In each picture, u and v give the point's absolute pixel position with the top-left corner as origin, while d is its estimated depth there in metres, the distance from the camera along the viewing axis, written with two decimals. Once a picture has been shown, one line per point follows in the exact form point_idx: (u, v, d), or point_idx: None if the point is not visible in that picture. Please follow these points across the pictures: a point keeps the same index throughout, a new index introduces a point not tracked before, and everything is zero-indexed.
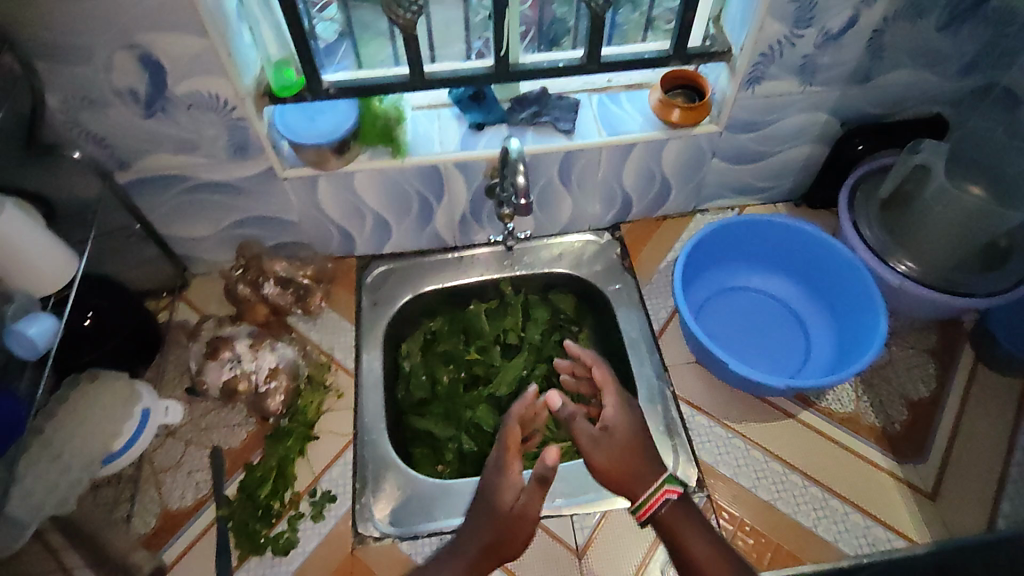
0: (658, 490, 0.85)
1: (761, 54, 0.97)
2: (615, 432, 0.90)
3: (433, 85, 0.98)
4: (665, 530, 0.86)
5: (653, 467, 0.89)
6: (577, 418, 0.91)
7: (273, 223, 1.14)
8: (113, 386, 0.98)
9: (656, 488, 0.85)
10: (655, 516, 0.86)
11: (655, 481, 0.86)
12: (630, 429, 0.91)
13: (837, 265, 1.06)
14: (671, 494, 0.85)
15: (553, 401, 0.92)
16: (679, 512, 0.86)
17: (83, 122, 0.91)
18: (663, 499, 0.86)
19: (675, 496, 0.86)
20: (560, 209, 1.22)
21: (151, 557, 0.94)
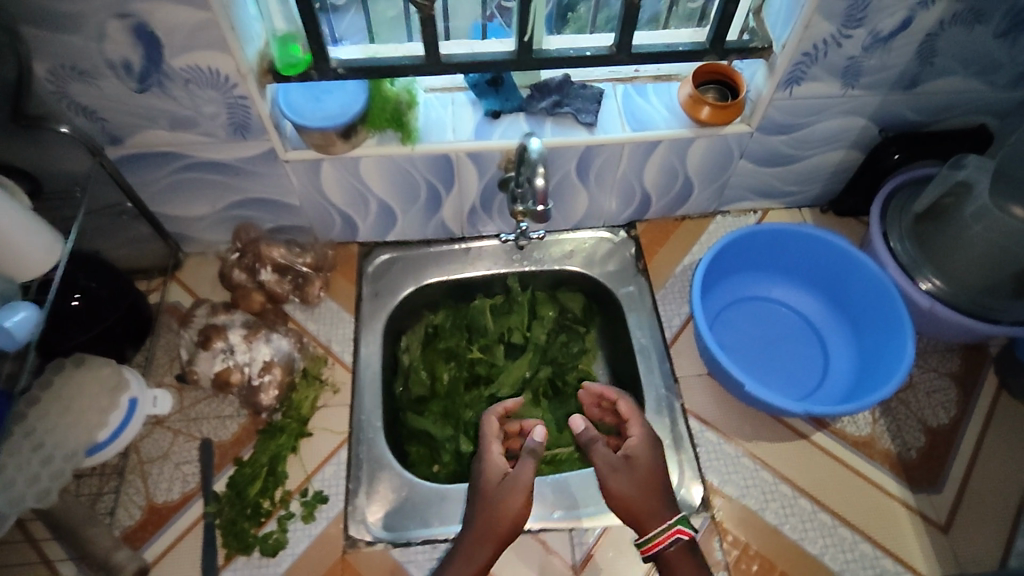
0: (669, 529, 0.82)
1: (804, 53, 0.90)
2: (636, 463, 0.87)
3: (450, 69, 0.91)
4: (669, 569, 0.82)
5: (668, 505, 0.85)
6: (598, 444, 0.89)
7: (272, 205, 1.08)
8: (100, 373, 0.93)
9: (668, 526, 0.82)
10: (661, 554, 0.82)
11: (670, 518, 0.83)
12: (653, 461, 0.88)
13: (864, 282, 1.01)
14: (684, 535, 0.81)
15: (576, 425, 0.92)
16: (685, 554, 0.83)
17: (71, 93, 0.84)
18: (673, 537, 0.82)
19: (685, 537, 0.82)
20: (575, 204, 1.16)
21: (134, 556, 0.91)
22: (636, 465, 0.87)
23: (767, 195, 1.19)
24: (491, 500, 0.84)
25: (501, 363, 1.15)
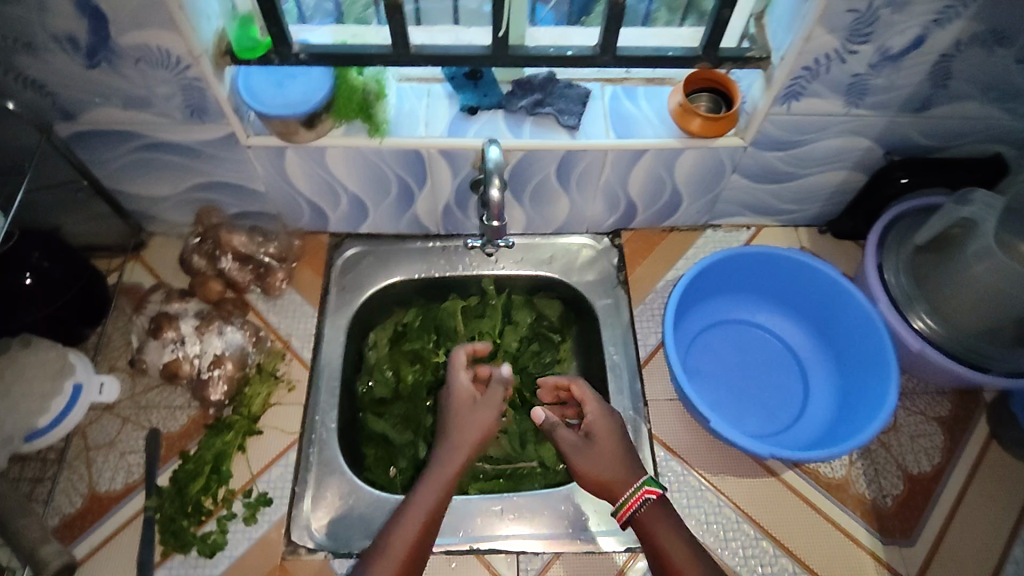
0: (635, 490, 0.80)
1: (805, 67, 0.83)
2: (596, 440, 0.84)
3: (420, 62, 0.84)
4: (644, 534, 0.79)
5: (633, 469, 0.83)
6: (560, 430, 0.86)
7: (237, 191, 1.04)
8: (44, 357, 0.91)
9: (634, 487, 0.80)
10: (632, 517, 0.80)
11: (636, 480, 0.81)
12: (612, 432, 0.85)
13: (852, 316, 0.95)
14: (651, 494, 0.80)
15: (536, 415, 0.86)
16: (659, 513, 0.80)
17: (18, 65, 0.80)
18: (641, 499, 0.80)
19: (655, 497, 0.80)
20: (555, 207, 1.10)
21: (61, 552, 0.85)
22: (597, 444, 0.84)
23: (761, 211, 1.13)
24: (463, 418, 0.87)
25: None
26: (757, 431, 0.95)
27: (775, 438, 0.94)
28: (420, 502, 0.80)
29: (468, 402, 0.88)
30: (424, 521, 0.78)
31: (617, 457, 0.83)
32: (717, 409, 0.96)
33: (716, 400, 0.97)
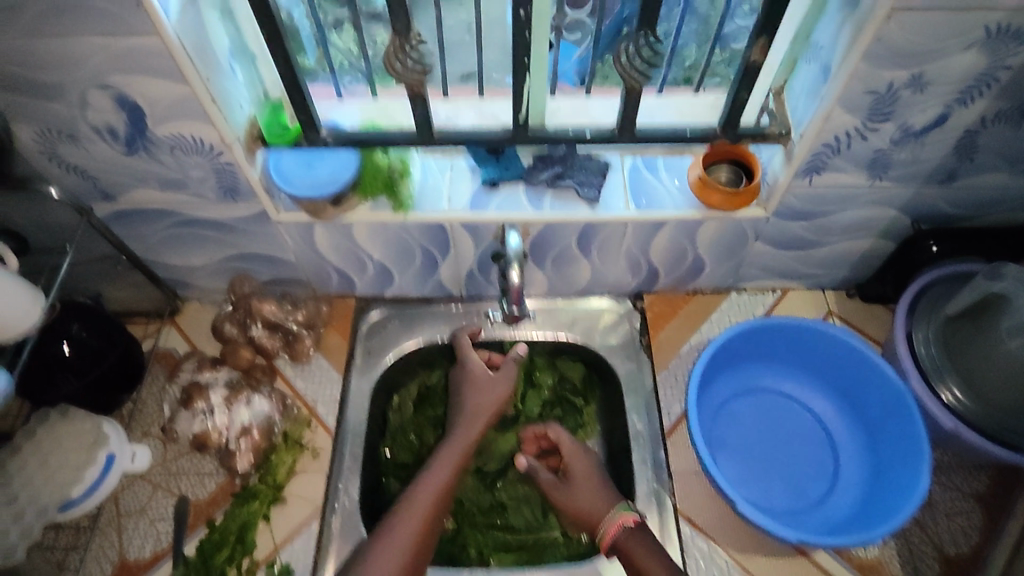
0: (612, 517, 0.89)
1: (825, 144, 0.83)
2: (572, 473, 0.97)
3: (444, 144, 0.88)
4: (631, 561, 0.86)
5: (607, 500, 0.93)
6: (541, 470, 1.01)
7: (267, 260, 1.07)
8: (80, 427, 0.93)
9: (612, 513, 0.90)
10: (614, 544, 0.88)
11: (614, 508, 0.91)
12: (587, 467, 0.97)
13: (884, 390, 0.93)
14: (628, 519, 0.88)
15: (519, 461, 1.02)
16: (640, 538, 0.88)
17: (61, 154, 0.84)
18: (620, 524, 0.89)
19: (633, 523, 0.88)
20: (577, 273, 1.10)
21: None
22: (574, 480, 0.96)
23: (786, 275, 1.11)
24: (481, 388, 1.04)
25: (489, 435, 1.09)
26: (785, 507, 0.93)
27: (804, 515, 0.92)
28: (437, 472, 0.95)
29: (478, 379, 1.05)
30: (440, 487, 0.93)
31: (596, 488, 0.94)
32: (743, 483, 0.94)
33: (743, 473, 0.95)
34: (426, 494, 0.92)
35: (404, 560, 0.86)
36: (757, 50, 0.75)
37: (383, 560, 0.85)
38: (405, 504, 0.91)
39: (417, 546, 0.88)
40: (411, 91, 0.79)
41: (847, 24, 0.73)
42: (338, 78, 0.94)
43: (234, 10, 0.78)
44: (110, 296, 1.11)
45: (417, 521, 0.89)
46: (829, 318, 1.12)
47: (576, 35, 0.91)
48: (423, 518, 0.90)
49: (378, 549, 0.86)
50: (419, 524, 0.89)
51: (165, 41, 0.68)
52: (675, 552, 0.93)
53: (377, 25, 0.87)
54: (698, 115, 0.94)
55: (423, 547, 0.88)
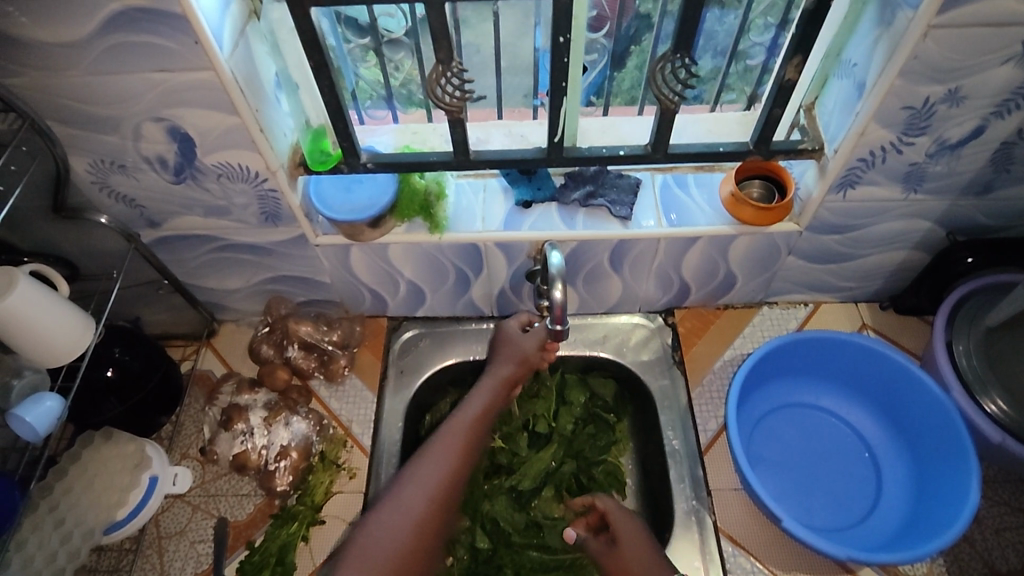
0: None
1: (860, 158, 0.85)
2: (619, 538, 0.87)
3: (480, 166, 0.89)
4: None
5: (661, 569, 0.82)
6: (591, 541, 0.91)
7: (304, 282, 1.09)
8: (124, 450, 0.95)
9: None
10: None
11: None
12: (637, 533, 0.87)
13: (923, 401, 0.94)
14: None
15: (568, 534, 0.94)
16: None
17: (112, 183, 0.87)
18: None
19: None
20: (608, 290, 1.10)
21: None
22: (621, 544, 0.86)
23: (819, 288, 1.12)
24: (509, 347, 0.98)
25: (524, 454, 1.08)
26: (830, 524, 0.92)
27: (851, 533, 0.91)
28: (475, 400, 0.94)
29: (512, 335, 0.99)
30: (478, 415, 0.93)
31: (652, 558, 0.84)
32: (785, 499, 0.95)
33: (784, 489, 0.95)
34: (464, 420, 0.92)
35: (443, 479, 0.85)
36: (792, 69, 0.77)
37: (422, 476, 0.85)
38: (446, 428, 0.91)
39: (457, 465, 0.87)
40: (451, 116, 0.81)
41: (880, 43, 0.75)
42: (359, 105, 0.98)
43: (281, 42, 0.80)
44: (150, 319, 1.13)
45: (456, 445, 0.89)
46: (864, 331, 1.12)
47: (593, 57, 0.92)
48: (461, 441, 0.89)
49: (417, 467, 0.86)
50: (458, 446, 0.89)
51: (221, 76, 0.71)
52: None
53: (398, 51, 0.89)
54: (718, 133, 0.96)
55: (462, 466, 0.88)
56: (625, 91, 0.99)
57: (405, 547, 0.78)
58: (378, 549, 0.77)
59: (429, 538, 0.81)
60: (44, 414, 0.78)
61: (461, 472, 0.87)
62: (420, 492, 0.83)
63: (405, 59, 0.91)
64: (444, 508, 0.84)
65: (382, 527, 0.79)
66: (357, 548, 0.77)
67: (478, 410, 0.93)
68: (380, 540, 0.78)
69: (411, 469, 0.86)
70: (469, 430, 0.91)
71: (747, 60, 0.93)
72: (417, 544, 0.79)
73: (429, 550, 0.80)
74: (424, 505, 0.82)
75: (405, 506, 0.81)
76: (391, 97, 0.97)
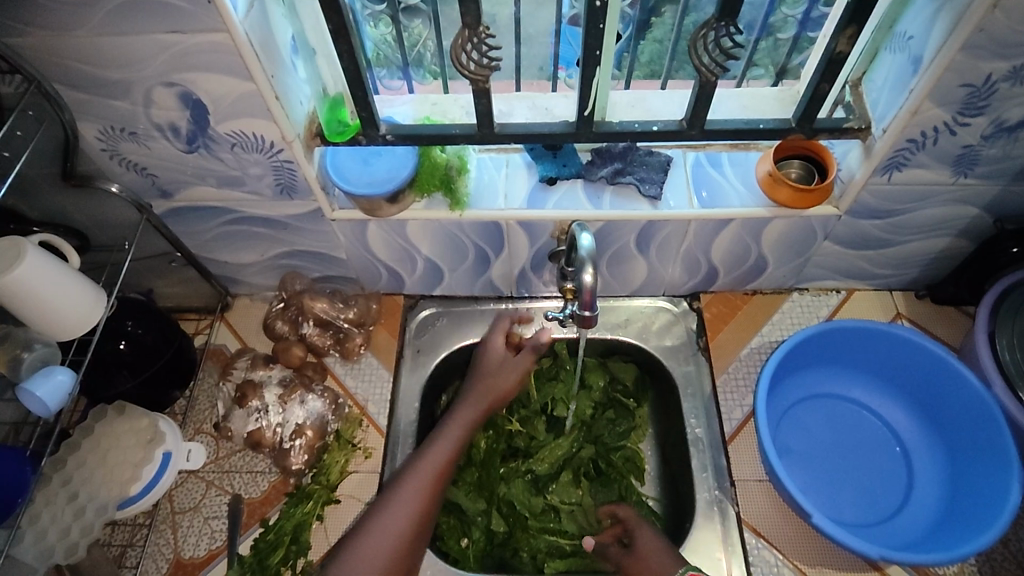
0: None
1: (909, 139, 0.80)
2: (638, 541, 0.89)
3: (504, 140, 0.85)
4: None
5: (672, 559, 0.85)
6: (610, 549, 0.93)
7: (319, 258, 1.06)
8: (136, 425, 0.94)
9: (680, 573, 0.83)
10: None
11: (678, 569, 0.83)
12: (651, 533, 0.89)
13: (963, 397, 0.90)
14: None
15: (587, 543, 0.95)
16: None
17: (123, 151, 0.84)
18: None
19: None
20: (632, 273, 1.06)
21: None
22: (639, 545, 0.88)
23: (853, 275, 1.07)
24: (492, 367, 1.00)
25: (542, 438, 1.06)
26: (858, 519, 0.90)
27: (880, 528, 0.89)
28: (447, 439, 0.93)
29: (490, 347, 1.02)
30: (446, 456, 0.91)
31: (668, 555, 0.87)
32: (813, 491, 0.92)
33: (812, 481, 0.93)
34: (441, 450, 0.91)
35: (415, 513, 0.87)
36: (844, 41, 0.71)
37: (383, 522, 0.85)
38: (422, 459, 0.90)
39: (418, 515, 0.87)
40: (475, 86, 0.76)
41: (941, 15, 0.69)
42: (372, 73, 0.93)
43: (299, 4, 0.76)
44: (162, 292, 1.11)
45: (423, 490, 0.88)
46: (899, 320, 1.08)
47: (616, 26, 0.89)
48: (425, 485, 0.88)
49: (381, 511, 0.86)
50: (422, 493, 0.88)
51: (234, 39, 0.67)
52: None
53: (415, 18, 0.86)
54: (753, 111, 0.91)
55: (424, 517, 0.87)
56: (646, 64, 0.95)
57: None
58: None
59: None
60: (56, 389, 0.76)
61: (423, 521, 0.87)
62: (384, 539, 0.84)
63: (420, 26, 0.88)
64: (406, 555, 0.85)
65: (347, 574, 0.81)
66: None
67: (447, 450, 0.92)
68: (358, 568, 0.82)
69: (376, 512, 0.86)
70: (435, 474, 0.89)
71: (778, 33, 0.90)
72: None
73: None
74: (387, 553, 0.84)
75: (369, 552, 0.83)
76: (405, 68, 0.94)
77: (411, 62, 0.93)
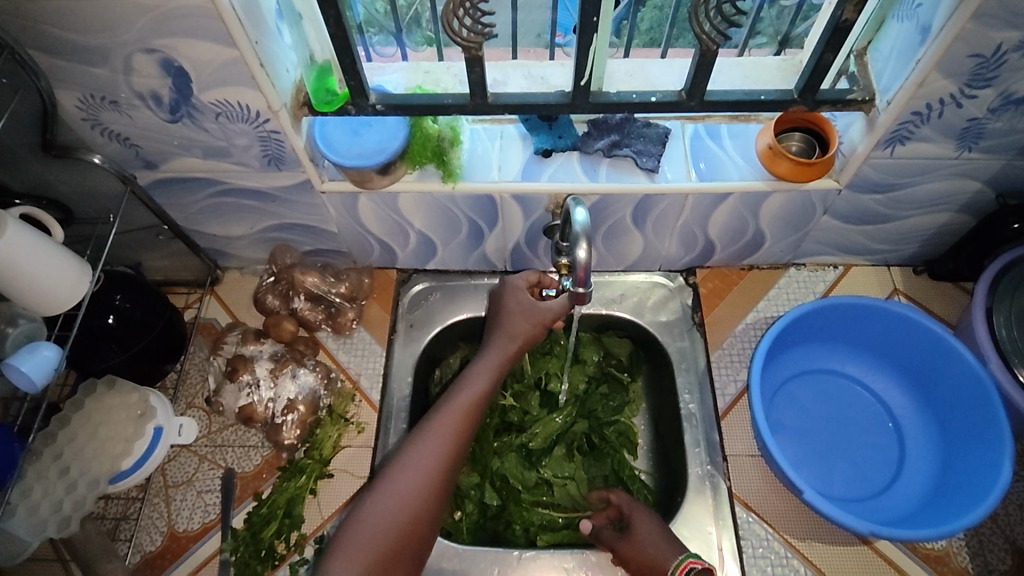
0: (679, 562, 0.82)
1: (914, 112, 0.78)
2: (634, 525, 0.88)
3: (497, 110, 0.82)
4: None
5: (669, 546, 0.85)
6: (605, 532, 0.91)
7: (310, 231, 1.04)
8: (125, 400, 0.93)
9: (678, 561, 0.82)
10: None
11: (677, 556, 0.84)
12: (648, 518, 0.89)
13: (958, 375, 0.90)
14: (696, 563, 0.81)
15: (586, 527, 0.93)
16: None
17: (103, 120, 0.81)
18: (688, 568, 0.82)
19: (699, 567, 0.82)
20: (629, 247, 1.05)
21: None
22: (635, 529, 0.88)
23: (851, 250, 1.06)
24: (513, 311, 0.92)
25: (536, 412, 1.05)
26: (849, 494, 0.90)
27: (870, 504, 0.89)
28: (478, 381, 0.88)
29: (517, 289, 0.93)
30: (476, 396, 0.86)
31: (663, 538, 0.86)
32: (805, 466, 0.92)
33: (804, 456, 0.93)
34: (464, 400, 0.86)
35: (437, 462, 0.81)
36: (851, 8, 0.69)
37: (406, 462, 0.81)
38: (446, 407, 0.85)
39: (446, 453, 0.82)
40: (468, 53, 0.73)
41: None
42: (365, 38, 0.91)
43: None
44: (150, 265, 1.09)
45: (451, 429, 0.83)
46: (895, 296, 1.08)
47: None
48: (453, 425, 0.83)
49: (408, 452, 0.82)
50: (449, 432, 0.83)
51: (215, 3, 0.64)
52: (735, 568, 0.90)
53: None
54: (753, 81, 0.88)
55: (450, 457, 0.82)
56: (645, 31, 0.92)
57: (394, 533, 0.76)
58: (365, 537, 0.75)
59: (422, 525, 0.78)
60: (41, 364, 0.74)
61: (451, 460, 0.82)
62: (410, 478, 0.79)
63: None
64: (435, 496, 0.80)
65: (372, 513, 0.77)
66: (344, 536, 0.76)
67: (477, 391, 0.87)
68: (372, 524, 0.76)
69: (402, 452, 0.82)
70: (462, 415, 0.85)
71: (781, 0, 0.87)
72: (406, 531, 0.77)
73: (422, 534, 0.79)
74: (415, 493, 0.79)
75: (394, 492, 0.78)
76: (399, 32, 0.91)
77: (406, 28, 0.91)
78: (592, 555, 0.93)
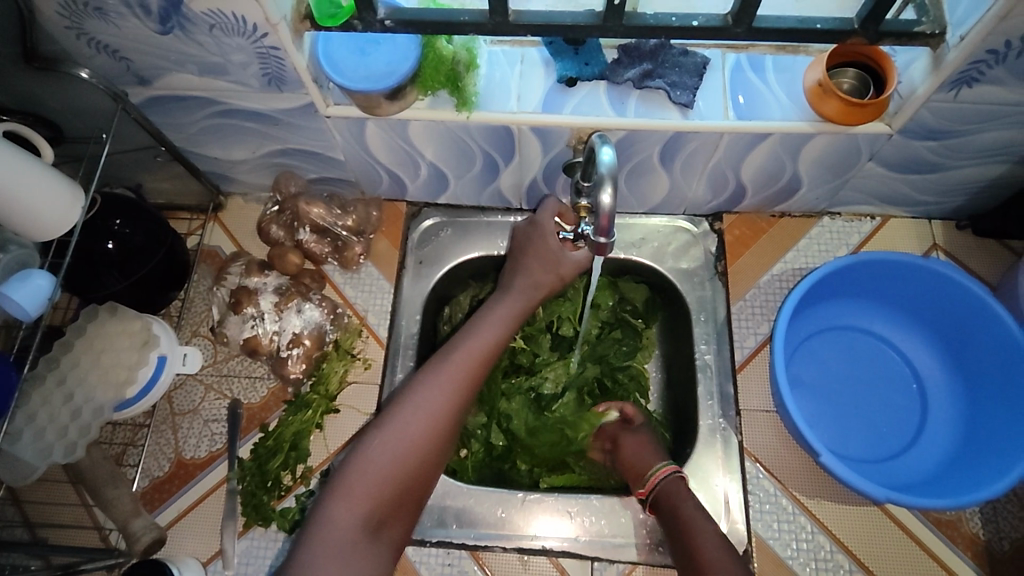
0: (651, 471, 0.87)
1: (988, 51, 0.69)
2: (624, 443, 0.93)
3: (519, 31, 0.73)
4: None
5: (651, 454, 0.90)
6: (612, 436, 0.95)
7: (316, 158, 0.98)
8: (129, 328, 0.91)
9: (656, 467, 0.87)
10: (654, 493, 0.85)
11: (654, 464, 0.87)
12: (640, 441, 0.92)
13: (994, 341, 0.85)
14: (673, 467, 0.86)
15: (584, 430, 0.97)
16: (677, 491, 0.84)
17: (89, 30, 0.74)
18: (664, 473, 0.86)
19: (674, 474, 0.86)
20: (654, 187, 0.98)
21: (151, 526, 0.89)
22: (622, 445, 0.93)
23: (891, 200, 0.99)
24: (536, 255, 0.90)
25: (545, 355, 1.03)
26: (863, 455, 0.88)
27: (883, 466, 0.87)
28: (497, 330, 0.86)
29: (545, 233, 0.88)
30: (488, 344, 0.85)
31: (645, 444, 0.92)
32: (819, 424, 0.90)
33: (819, 414, 0.90)
34: (473, 352, 0.83)
35: (444, 410, 0.79)
36: None
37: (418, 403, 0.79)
38: (451, 358, 0.82)
39: (458, 399, 0.81)
40: None
41: None
42: None
43: None
44: (152, 188, 1.05)
45: (459, 378, 0.81)
46: (934, 252, 1.01)
47: None
48: (468, 371, 0.81)
49: (422, 387, 0.80)
50: (463, 379, 0.81)
51: None
52: (742, 520, 0.89)
53: None
54: (805, 9, 0.79)
55: (462, 402, 0.81)
56: None
57: (403, 474, 0.76)
58: (374, 479, 0.75)
59: (427, 468, 0.78)
60: (35, 294, 0.72)
61: (461, 407, 0.81)
62: (421, 423, 0.78)
63: None
64: (444, 441, 0.79)
65: (378, 455, 0.76)
66: (352, 476, 0.75)
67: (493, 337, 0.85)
68: (376, 465, 0.75)
69: (410, 394, 0.80)
70: (476, 364, 0.82)
71: None
72: (416, 473, 0.77)
73: (424, 477, 0.78)
74: (422, 434, 0.78)
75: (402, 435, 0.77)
76: None
77: None
78: (595, 500, 0.93)
